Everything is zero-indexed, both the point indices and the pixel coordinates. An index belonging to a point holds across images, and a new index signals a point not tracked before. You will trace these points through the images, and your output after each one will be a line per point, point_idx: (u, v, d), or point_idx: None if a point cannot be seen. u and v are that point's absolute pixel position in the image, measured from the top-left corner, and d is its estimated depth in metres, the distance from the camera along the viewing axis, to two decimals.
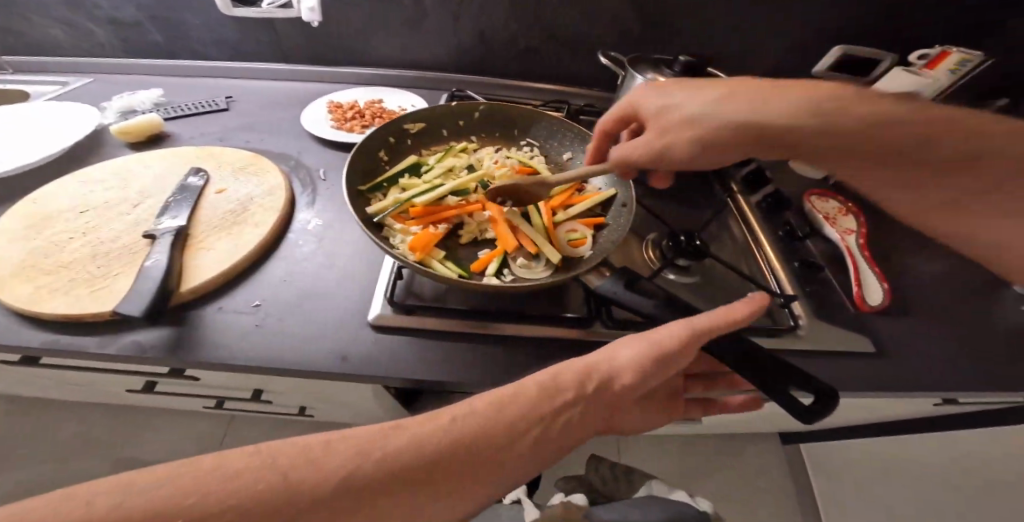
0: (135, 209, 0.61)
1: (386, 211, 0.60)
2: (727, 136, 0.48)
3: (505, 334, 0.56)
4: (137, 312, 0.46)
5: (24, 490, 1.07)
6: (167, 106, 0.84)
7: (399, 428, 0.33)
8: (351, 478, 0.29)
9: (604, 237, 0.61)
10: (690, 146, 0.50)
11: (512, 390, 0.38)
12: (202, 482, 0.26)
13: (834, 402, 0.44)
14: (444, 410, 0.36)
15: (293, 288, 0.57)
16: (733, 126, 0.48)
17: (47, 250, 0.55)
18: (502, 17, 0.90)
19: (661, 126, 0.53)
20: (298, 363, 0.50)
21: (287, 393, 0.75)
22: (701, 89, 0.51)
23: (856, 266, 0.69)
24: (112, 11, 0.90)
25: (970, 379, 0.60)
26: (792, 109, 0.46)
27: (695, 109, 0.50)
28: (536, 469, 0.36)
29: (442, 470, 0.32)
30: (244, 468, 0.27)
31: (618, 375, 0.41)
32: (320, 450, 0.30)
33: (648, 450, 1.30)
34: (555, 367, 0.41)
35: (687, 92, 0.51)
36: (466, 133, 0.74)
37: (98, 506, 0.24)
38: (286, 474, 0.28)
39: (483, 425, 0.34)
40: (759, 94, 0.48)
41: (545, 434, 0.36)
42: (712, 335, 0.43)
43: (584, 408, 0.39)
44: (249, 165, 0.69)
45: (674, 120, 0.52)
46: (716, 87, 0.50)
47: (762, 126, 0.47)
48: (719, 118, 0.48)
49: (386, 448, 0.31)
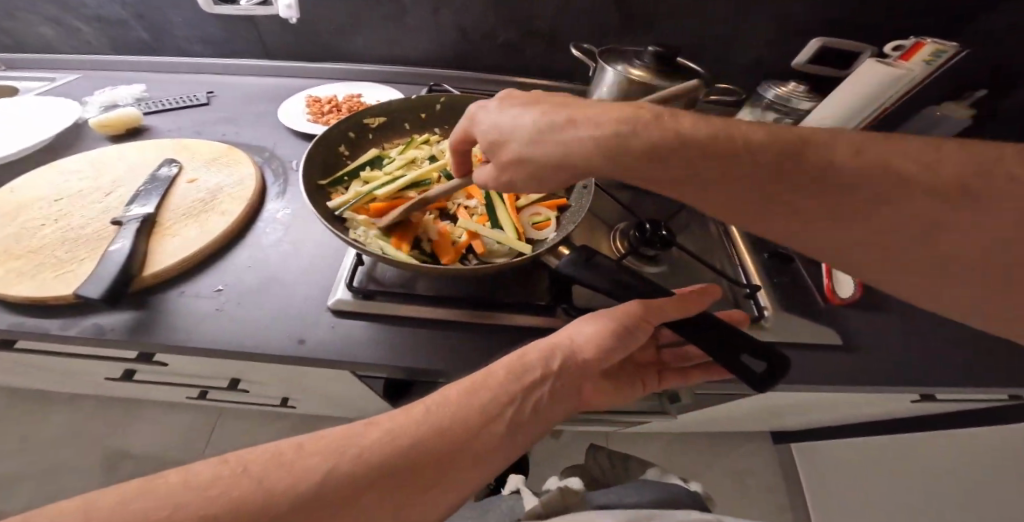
0: (107, 198, 0.63)
1: (348, 204, 0.61)
2: (564, 174, 0.44)
3: (493, 323, 0.56)
4: (96, 294, 0.48)
5: (19, 478, 1.09)
6: (149, 101, 0.86)
7: (371, 424, 0.34)
8: (330, 478, 0.29)
9: (567, 218, 0.62)
10: (531, 182, 0.45)
11: (480, 378, 0.38)
12: (146, 492, 0.26)
13: (785, 369, 0.42)
14: (415, 403, 0.36)
15: (257, 274, 0.58)
16: (557, 165, 0.43)
17: (19, 236, 0.57)
18: (480, 14, 0.90)
19: (498, 160, 0.47)
20: (266, 350, 0.51)
21: (263, 383, 0.75)
22: (519, 115, 0.45)
23: (827, 257, 0.68)
24: (98, 9, 0.91)
25: (941, 373, 0.59)
26: (605, 148, 0.40)
27: (517, 147, 0.44)
28: (517, 448, 0.37)
29: (421, 461, 0.32)
30: (214, 479, 0.27)
31: (581, 353, 0.42)
32: (292, 454, 0.30)
33: (636, 448, 1.29)
34: (520, 349, 0.41)
35: (509, 121, 0.45)
36: (429, 125, 0.75)
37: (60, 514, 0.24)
38: (257, 481, 0.28)
39: (452, 410, 0.35)
40: (566, 130, 0.42)
41: (518, 412, 0.37)
42: (681, 311, 0.43)
43: (554, 387, 0.40)
44: (222, 157, 0.71)
45: (504, 159, 0.46)
46: (533, 111, 0.44)
47: (584, 166, 0.42)
48: (541, 155, 0.43)
49: (360, 445, 0.32)
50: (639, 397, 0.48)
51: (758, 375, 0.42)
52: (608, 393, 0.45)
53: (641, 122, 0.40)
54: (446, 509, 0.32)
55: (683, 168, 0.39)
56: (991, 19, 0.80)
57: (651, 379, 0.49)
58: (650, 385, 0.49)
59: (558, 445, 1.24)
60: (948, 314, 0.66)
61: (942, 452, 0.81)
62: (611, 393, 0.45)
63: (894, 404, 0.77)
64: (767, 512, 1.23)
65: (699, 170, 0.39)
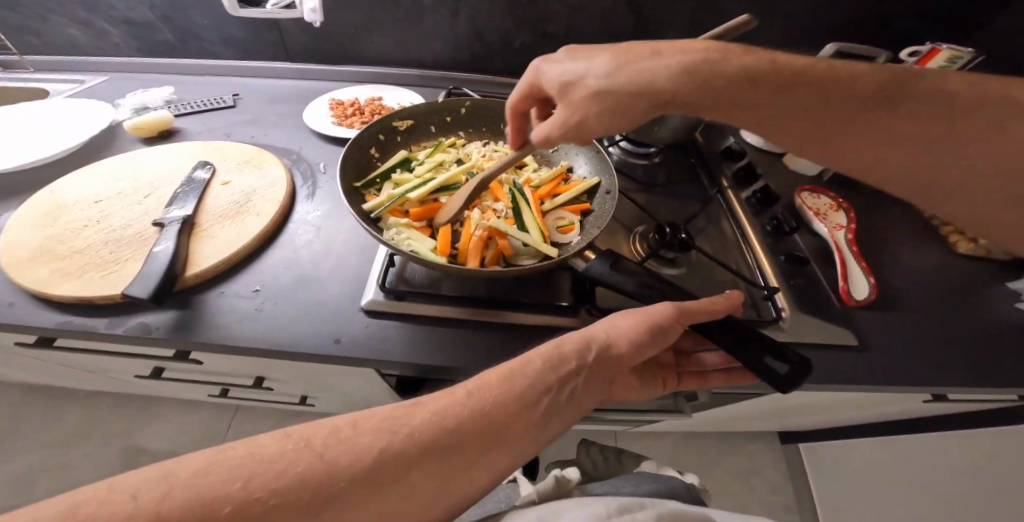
0: (145, 199, 0.65)
1: (382, 206, 0.62)
2: (638, 104, 0.48)
3: (505, 321, 0.58)
4: (144, 294, 0.50)
5: (44, 470, 1.12)
6: (177, 103, 0.88)
7: (419, 405, 0.36)
8: (385, 454, 0.31)
9: (591, 223, 0.65)
10: (602, 118, 0.49)
11: (519, 363, 0.40)
12: (224, 465, 0.28)
13: (807, 369, 0.44)
14: (458, 386, 0.38)
15: (291, 273, 0.60)
16: (633, 94, 0.47)
17: (64, 237, 0.59)
18: (500, 17, 0.92)
19: (568, 101, 0.51)
20: (301, 348, 0.53)
21: (288, 381, 0.78)
22: (592, 58, 0.50)
23: (843, 261, 0.70)
24: (127, 12, 0.93)
25: (956, 374, 0.61)
26: (676, 71, 0.45)
27: (594, 82, 0.49)
28: (551, 434, 0.38)
29: (465, 440, 0.34)
30: (282, 453, 0.29)
31: (616, 346, 0.44)
32: (348, 431, 0.32)
33: (645, 445, 1.31)
34: (555, 339, 0.43)
35: (584, 64, 0.50)
36: (453, 128, 0.77)
37: (144, 500, 0.25)
38: (320, 454, 0.30)
39: (494, 394, 0.37)
40: (644, 60, 0.47)
41: (555, 400, 0.39)
42: (712, 316, 0.45)
43: (588, 379, 0.42)
44: (251, 159, 0.73)
45: (576, 98, 0.50)
46: (607, 55, 0.50)
47: (660, 92, 0.46)
48: (616, 87, 0.48)
49: (411, 425, 0.34)
50: (659, 396, 0.50)
51: (782, 375, 0.44)
52: (635, 389, 0.47)
53: (727, 52, 0.46)
54: (485, 486, 0.34)
55: (751, 91, 0.44)
56: (1004, 23, 0.82)
57: (672, 379, 0.51)
58: (671, 386, 0.51)
59: (567, 442, 1.27)
60: (958, 314, 0.68)
61: (948, 451, 0.83)
62: (637, 389, 0.47)
63: (904, 404, 0.78)
64: (773, 510, 1.25)
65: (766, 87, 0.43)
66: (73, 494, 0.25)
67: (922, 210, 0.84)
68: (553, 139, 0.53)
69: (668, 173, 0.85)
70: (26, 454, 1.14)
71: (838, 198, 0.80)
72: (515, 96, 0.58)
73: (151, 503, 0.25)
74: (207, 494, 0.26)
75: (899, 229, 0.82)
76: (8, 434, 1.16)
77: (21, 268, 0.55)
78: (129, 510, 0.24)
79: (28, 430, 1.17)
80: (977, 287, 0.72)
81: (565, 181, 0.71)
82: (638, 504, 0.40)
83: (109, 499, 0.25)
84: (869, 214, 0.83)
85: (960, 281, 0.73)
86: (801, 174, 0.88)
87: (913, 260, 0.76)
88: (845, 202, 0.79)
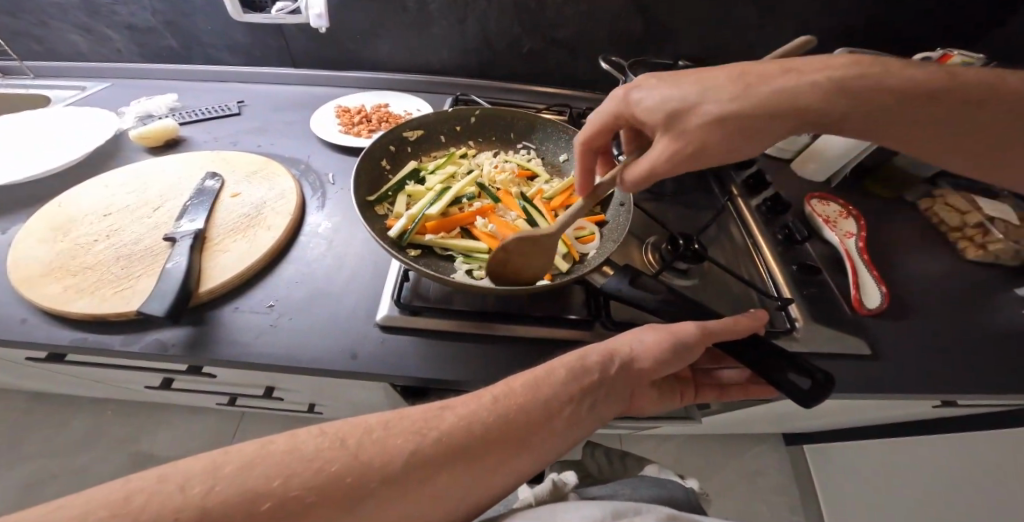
0: (155, 212, 0.64)
1: (406, 230, 0.62)
2: (766, 127, 0.44)
3: (500, 334, 0.58)
4: (159, 312, 0.49)
5: (49, 478, 1.12)
6: (182, 111, 0.87)
7: (446, 409, 0.35)
8: (413, 457, 0.31)
9: (607, 235, 0.66)
10: (725, 145, 0.45)
11: (544, 370, 0.40)
12: (268, 461, 0.28)
13: (831, 385, 0.44)
14: (483, 391, 0.37)
15: (304, 288, 0.60)
16: (761, 118, 0.44)
17: (74, 253, 0.58)
18: (508, 22, 0.91)
19: (680, 131, 0.46)
20: (315, 363, 0.53)
21: (297, 391, 0.77)
22: (699, 82, 0.46)
23: (854, 269, 0.70)
24: (130, 17, 0.92)
25: (968, 382, 0.61)
26: (812, 96, 0.42)
27: (712, 110, 0.44)
28: (570, 445, 0.38)
29: (490, 446, 0.34)
30: (317, 452, 0.29)
31: (639, 359, 0.44)
32: (380, 432, 0.32)
33: (652, 446, 1.32)
34: (579, 349, 0.43)
35: (694, 89, 0.45)
36: (462, 137, 0.77)
37: (190, 494, 0.25)
38: (356, 455, 0.30)
39: (521, 401, 0.36)
40: (774, 80, 0.44)
41: (578, 409, 0.39)
42: (734, 335, 0.46)
43: (610, 389, 0.41)
44: (260, 170, 0.72)
45: (693, 126, 0.45)
46: (719, 78, 0.45)
47: (790, 111, 0.43)
48: (740, 114, 0.44)
49: (438, 429, 0.33)
50: (676, 408, 0.50)
51: (804, 390, 0.44)
52: (653, 402, 0.46)
53: (841, 67, 0.43)
54: (504, 488, 0.34)
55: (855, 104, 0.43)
56: (1015, 27, 0.81)
57: (689, 392, 0.51)
58: (687, 398, 0.51)
59: None
60: (969, 320, 0.68)
61: (954, 452, 0.83)
62: (655, 402, 0.47)
63: (913, 408, 0.79)
64: (777, 510, 1.26)
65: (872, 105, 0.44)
66: (127, 483, 0.25)
67: (931, 216, 0.84)
68: (659, 170, 0.48)
69: (678, 180, 0.85)
70: (32, 461, 1.13)
71: (847, 205, 0.80)
72: (595, 122, 0.53)
73: (201, 495, 0.25)
74: (251, 489, 0.26)
75: (909, 234, 0.82)
76: (14, 443, 1.15)
77: (32, 285, 0.54)
78: (177, 505, 0.25)
79: (31, 437, 1.16)
80: (987, 293, 0.73)
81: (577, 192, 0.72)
82: (632, 509, 0.40)
83: (160, 489, 0.25)
84: (878, 220, 0.84)
85: (970, 287, 0.74)
86: (810, 181, 0.88)
87: (924, 266, 0.76)
88: (854, 210, 0.79)
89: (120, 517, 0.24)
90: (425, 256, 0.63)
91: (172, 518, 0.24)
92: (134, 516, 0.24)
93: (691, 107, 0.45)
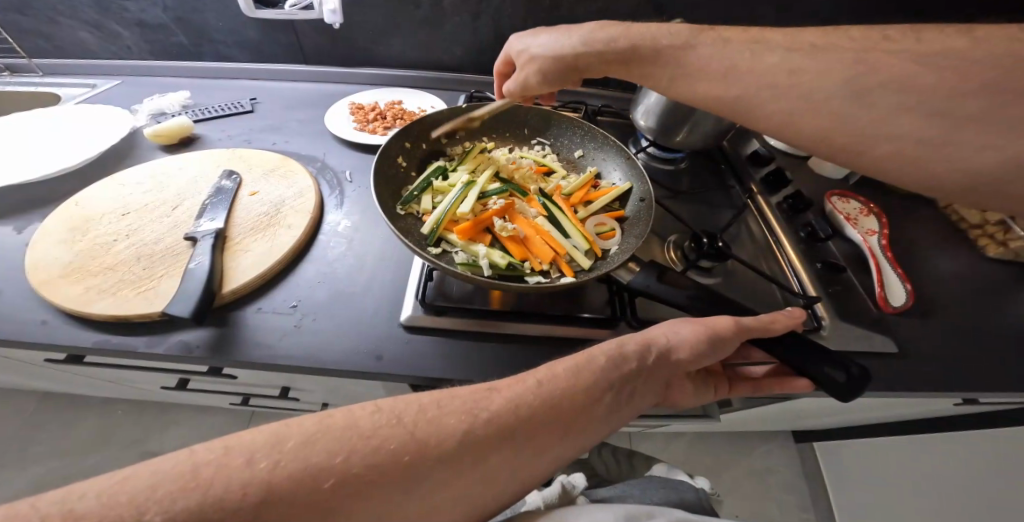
0: (174, 211, 0.64)
1: (437, 225, 0.63)
2: (563, 73, 0.59)
3: (525, 333, 0.57)
4: (184, 312, 0.48)
5: (59, 478, 1.11)
6: (194, 109, 0.86)
7: (494, 390, 0.34)
8: (466, 438, 0.30)
9: (629, 230, 0.66)
10: (542, 77, 0.61)
11: (586, 355, 0.39)
12: (327, 438, 0.27)
13: (867, 381, 0.44)
14: (528, 374, 0.36)
15: (328, 288, 0.59)
16: (556, 60, 0.58)
17: (94, 251, 0.58)
18: (520, 21, 0.90)
19: (521, 67, 0.63)
20: (341, 363, 0.53)
21: (313, 392, 0.76)
22: (540, 35, 0.61)
23: (878, 266, 0.69)
24: (140, 14, 0.91)
25: (995, 381, 0.60)
26: (584, 50, 0.56)
27: (536, 53, 0.60)
28: (611, 434, 0.37)
29: (539, 432, 0.33)
30: (370, 431, 0.28)
31: (676, 349, 0.43)
32: (434, 411, 0.31)
33: (662, 442, 1.32)
34: (617, 338, 0.42)
35: (534, 37, 0.61)
36: (479, 134, 0.78)
37: (256, 468, 0.25)
38: (412, 432, 0.29)
39: (568, 386, 0.35)
40: (569, 36, 0.58)
41: (619, 396, 0.38)
42: (770, 332, 0.46)
43: (650, 379, 0.40)
44: (278, 168, 0.71)
45: (526, 65, 0.62)
46: (550, 32, 0.60)
47: (573, 60, 0.57)
48: (547, 56, 0.59)
49: (489, 410, 0.32)
50: (708, 403, 0.50)
51: (844, 385, 0.44)
52: (688, 396, 0.46)
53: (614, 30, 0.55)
54: (547, 475, 0.33)
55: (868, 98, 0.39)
56: None
57: (722, 386, 0.50)
58: (720, 393, 0.50)
59: None
60: (985, 319, 0.68)
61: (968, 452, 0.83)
62: (690, 395, 0.46)
63: (931, 406, 0.79)
64: (788, 509, 1.26)
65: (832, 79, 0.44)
66: (191, 454, 0.25)
67: (949, 214, 0.84)
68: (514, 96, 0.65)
69: (694, 178, 0.84)
70: (41, 462, 1.12)
71: (868, 202, 0.80)
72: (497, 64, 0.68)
73: (267, 469, 0.25)
74: (310, 468, 0.25)
75: (928, 231, 0.82)
76: (22, 443, 1.14)
77: (52, 284, 0.53)
78: (244, 480, 0.24)
79: (38, 438, 1.15)
80: (1007, 291, 0.72)
81: (596, 188, 0.72)
82: (646, 513, 0.38)
83: (224, 463, 0.24)
84: (896, 218, 0.83)
85: (990, 285, 0.73)
86: (827, 178, 0.88)
87: (944, 263, 0.76)
88: (875, 207, 0.79)
89: (187, 491, 0.23)
90: (447, 254, 0.63)
91: (239, 496, 0.23)
92: (202, 490, 0.23)
93: (529, 50, 0.61)
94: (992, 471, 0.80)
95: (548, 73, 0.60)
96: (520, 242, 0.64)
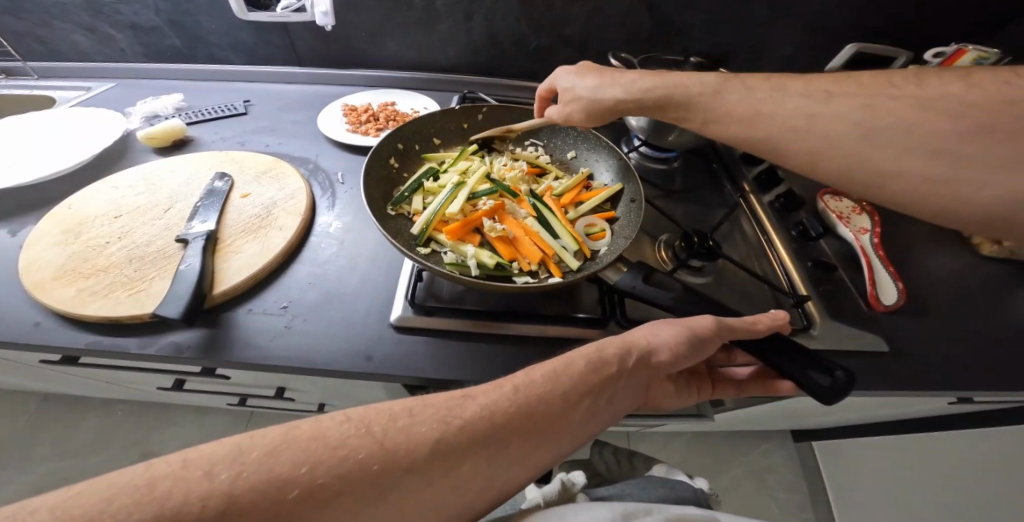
0: (166, 213, 0.64)
1: (427, 225, 0.63)
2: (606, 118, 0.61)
3: (515, 333, 0.57)
4: (174, 314, 0.49)
5: (59, 478, 1.12)
6: (188, 111, 0.86)
7: (469, 398, 0.34)
8: (439, 447, 0.30)
9: (620, 230, 0.66)
10: (584, 117, 0.63)
11: (563, 361, 0.39)
12: (294, 448, 0.27)
13: (851, 384, 0.44)
14: (505, 380, 0.37)
15: (316, 289, 0.59)
16: (594, 107, 0.61)
17: (86, 254, 0.58)
18: (512, 21, 0.90)
19: (563, 104, 0.65)
20: (329, 364, 0.53)
21: (308, 392, 0.77)
22: (585, 78, 0.62)
23: (869, 265, 0.69)
24: (134, 17, 0.91)
25: (987, 380, 0.60)
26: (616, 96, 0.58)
27: (580, 92, 0.62)
28: (590, 438, 0.37)
29: (513, 438, 0.33)
30: (342, 441, 0.28)
31: (656, 352, 0.43)
32: (405, 420, 0.31)
33: (660, 441, 1.33)
34: (597, 343, 0.42)
35: (578, 79, 0.62)
36: (472, 135, 0.78)
37: (220, 480, 0.25)
38: (382, 442, 0.29)
39: (543, 392, 0.36)
40: (606, 85, 0.59)
41: (596, 402, 0.38)
42: (752, 333, 0.46)
43: (629, 382, 0.40)
44: (271, 170, 0.72)
45: (568, 103, 0.64)
46: (593, 74, 0.61)
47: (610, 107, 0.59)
48: (587, 101, 0.61)
49: (462, 418, 0.32)
50: (692, 404, 0.50)
51: (828, 388, 0.44)
52: (670, 398, 0.46)
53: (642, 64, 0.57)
54: (523, 482, 0.33)
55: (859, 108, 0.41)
56: None
57: (706, 387, 0.51)
58: (703, 394, 0.50)
59: None
60: (981, 317, 0.68)
61: (966, 453, 0.83)
62: (672, 397, 0.46)
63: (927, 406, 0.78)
64: (787, 508, 1.25)
65: (836, 88, 0.45)
66: (153, 469, 0.25)
67: None
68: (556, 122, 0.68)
69: (688, 178, 0.84)
70: (41, 463, 1.13)
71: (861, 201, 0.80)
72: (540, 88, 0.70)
73: (230, 481, 0.25)
74: (277, 477, 0.26)
75: (923, 230, 0.81)
76: (23, 444, 1.15)
77: (46, 287, 0.54)
78: (206, 492, 0.24)
79: (37, 439, 1.16)
80: (1002, 290, 0.72)
81: (587, 188, 0.72)
82: (643, 510, 0.38)
83: (186, 475, 0.25)
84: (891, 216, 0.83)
85: (985, 284, 0.73)
86: None
87: (939, 262, 0.76)
88: (868, 206, 0.79)
89: (147, 505, 0.23)
90: (437, 254, 0.63)
91: (200, 507, 0.24)
92: (161, 504, 0.24)
93: (571, 89, 0.63)
94: (989, 471, 0.79)
95: (589, 115, 0.62)
96: (509, 243, 0.64)
